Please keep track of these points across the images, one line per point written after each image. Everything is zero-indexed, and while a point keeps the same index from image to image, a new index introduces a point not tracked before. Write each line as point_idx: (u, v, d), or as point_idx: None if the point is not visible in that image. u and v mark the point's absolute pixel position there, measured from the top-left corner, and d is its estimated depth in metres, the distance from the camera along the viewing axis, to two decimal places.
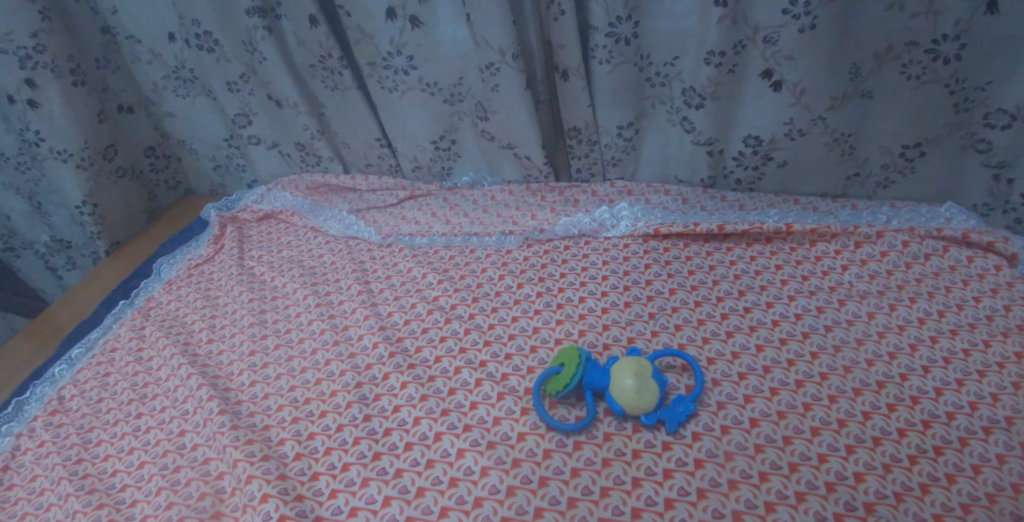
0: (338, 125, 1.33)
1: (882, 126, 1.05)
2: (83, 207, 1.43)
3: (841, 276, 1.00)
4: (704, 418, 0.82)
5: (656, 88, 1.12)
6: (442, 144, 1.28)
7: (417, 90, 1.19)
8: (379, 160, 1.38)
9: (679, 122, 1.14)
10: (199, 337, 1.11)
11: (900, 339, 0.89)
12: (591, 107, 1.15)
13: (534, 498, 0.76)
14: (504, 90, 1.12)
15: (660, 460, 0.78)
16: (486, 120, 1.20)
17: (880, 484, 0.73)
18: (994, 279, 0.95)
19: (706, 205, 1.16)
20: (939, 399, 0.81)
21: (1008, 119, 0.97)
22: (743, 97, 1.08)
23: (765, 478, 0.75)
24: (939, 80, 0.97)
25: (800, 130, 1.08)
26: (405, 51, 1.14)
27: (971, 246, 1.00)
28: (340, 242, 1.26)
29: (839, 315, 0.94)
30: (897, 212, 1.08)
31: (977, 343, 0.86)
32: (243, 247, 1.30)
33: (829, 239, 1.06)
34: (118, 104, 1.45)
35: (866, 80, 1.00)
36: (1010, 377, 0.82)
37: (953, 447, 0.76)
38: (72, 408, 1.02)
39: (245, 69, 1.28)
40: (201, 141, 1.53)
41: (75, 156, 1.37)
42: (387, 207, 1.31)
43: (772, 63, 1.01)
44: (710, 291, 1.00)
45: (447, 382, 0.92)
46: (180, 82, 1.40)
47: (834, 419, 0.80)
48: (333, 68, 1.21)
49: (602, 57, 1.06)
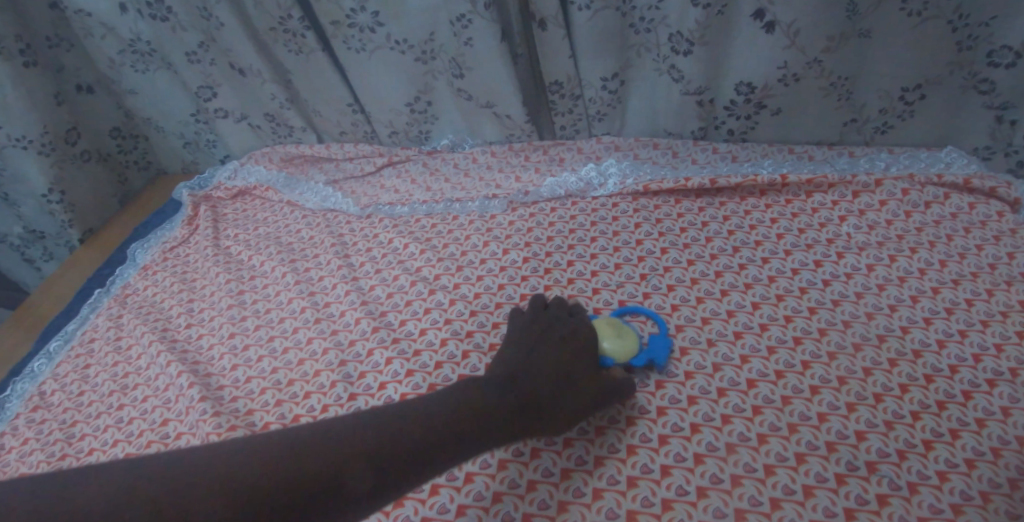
0: (307, 92, 1.26)
1: (880, 67, 1.00)
2: (50, 195, 1.38)
3: (839, 228, 0.96)
4: (700, 381, 0.78)
5: (640, 35, 1.05)
6: (418, 107, 1.22)
7: (386, 50, 1.12)
8: (354, 128, 1.31)
9: (666, 71, 1.08)
10: (177, 323, 1.07)
11: (901, 291, 0.85)
12: (572, 58, 1.08)
13: (527, 471, 0.73)
14: (478, 43, 1.05)
15: (655, 426, 0.75)
16: (462, 78, 1.13)
17: (883, 442, 0.70)
18: (996, 226, 0.91)
19: (697, 158, 1.11)
20: (942, 351, 0.78)
21: (1013, 57, 0.92)
22: (732, 41, 1.01)
23: (764, 441, 0.72)
24: (942, 16, 0.92)
25: (794, 75, 1.02)
26: (370, 7, 1.06)
27: (972, 191, 0.96)
28: (318, 216, 1.20)
29: (838, 268, 0.90)
30: (896, 157, 1.04)
31: (980, 293, 0.83)
32: (218, 226, 1.25)
33: (826, 190, 1.01)
34: (77, 84, 1.38)
35: (864, 17, 0.94)
36: (1015, 327, 0.79)
37: (957, 401, 0.73)
38: (54, 403, 0.99)
39: (203, 37, 1.20)
40: (166, 118, 1.45)
41: (35, 142, 1.32)
42: (365, 176, 1.25)
43: (764, 2, 0.95)
44: (704, 248, 0.96)
45: (434, 355, 0.88)
46: (138, 56, 1.31)
47: (834, 377, 0.77)
48: (295, 30, 1.13)
49: (580, 3, 0.99)
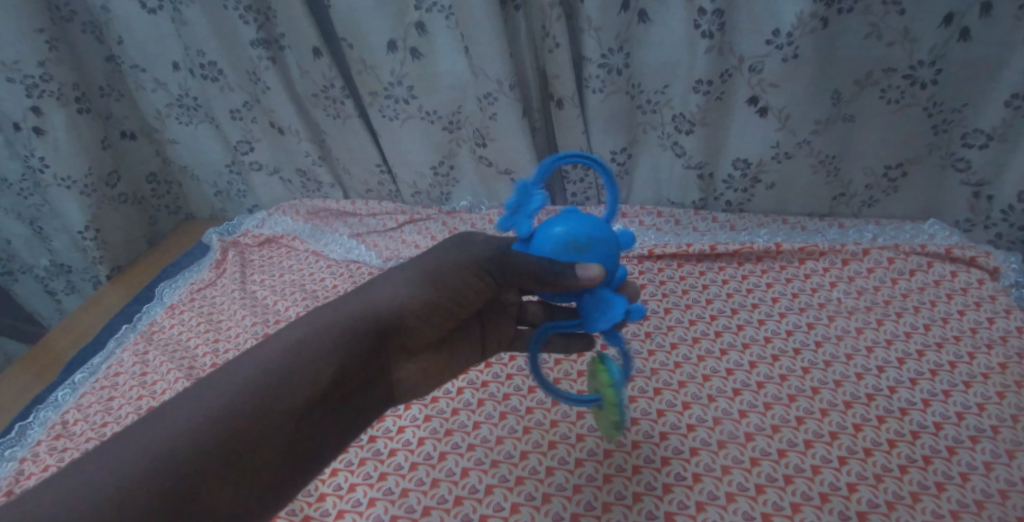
0: (338, 152, 1.37)
1: (863, 148, 1.10)
2: (86, 232, 1.46)
3: (830, 293, 1.03)
4: (702, 433, 0.84)
5: (647, 115, 1.16)
6: (441, 170, 1.32)
7: (416, 119, 1.23)
8: (380, 186, 1.41)
9: (670, 146, 1.18)
10: (202, 362, 1.12)
11: (889, 353, 0.92)
12: (585, 133, 1.18)
13: (538, 515, 0.78)
14: (502, 118, 1.16)
15: (660, 475, 0.80)
16: (484, 146, 1.24)
17: (873, 493, 0.75)
18: (976, 293, 0.98)
19: (698, 226, 1.20)
20: (927, 409, 0.84)
21: (984, 139, 1.03)
22: (730, 122, 1.12)
23: (761, 490, 0.77)
24: (918, 104, 1.03)
25: (786, 153, 1.12)
26: (405, 81, 1.17)
27: (953, 260, 1.04)
28: (341, 266, 1.28)
29: (829, 331, 0.97)
30: (882, 229, 1.13)
31: (962, 355, 0.90)
32: (244, 271, 1.33)
33: (817, 257, 1.10)
34: (122, 130, 1.48)
35: (848, 104, 1.05)
36: (996, 387, 0.85)
37: (942, 456, 0.78)
38: (76, 432, 1.03)
39: (248, 98, 1.31)
40: (202, 167, 1.55)
41: (78, 183, 1.40)
42: (387, 231, 1.34)
43: (758, 90, 1.06)
44: (704, 309, 1.04)
45: (451, 402, 0.94)
46: (183, 110, 1.42)
47: (826, 432, 0.83)
48: (335, 97, 1.25)
49: (595, 86, 1.10)
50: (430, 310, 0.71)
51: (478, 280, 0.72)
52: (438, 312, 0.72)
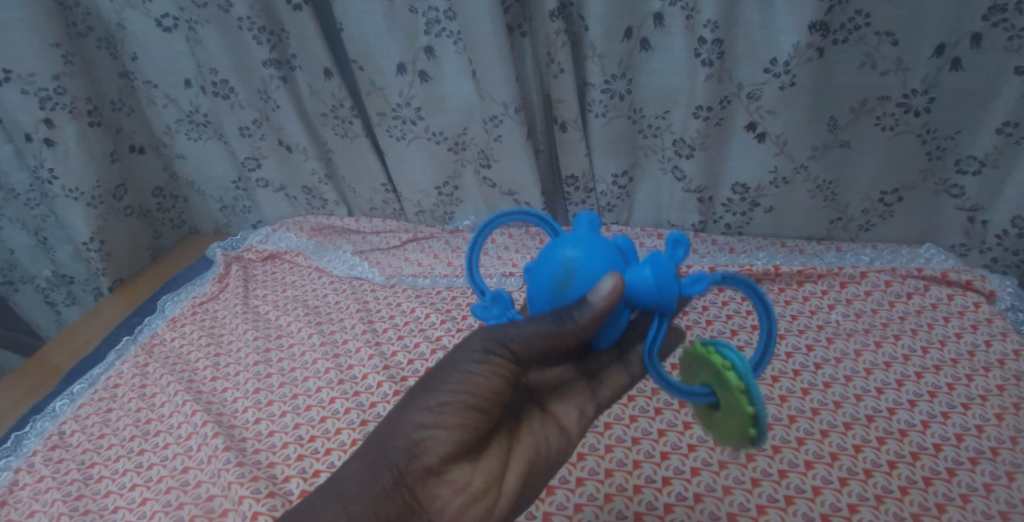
0: (345, 170, 1.39)
1: (860, 173, 1.13)
2: (90, 243, 1.45)
3: (829, 315, 1.05)
4: (703, 454, 0.85)
5: (648, 138, 1.18)
6: (445, 191, 1.35)
7: (423, 139, 1.25)
8: (384, 204, 1.43)
9: (670, 170, 1.20)
10: (202, 375, 1.13)
11: (887, 375, 0.93)
12: (588, 155, 1.21)
13: None
14: (506, 140, 1.18)
15: (661, 494, 0.81)
16: (488, 168, 1.26)
17: (873, 514, 0.76)
18: (974, 316, 1.00)
19: (698, 248, 1.22)
20: (926, 431, 0.85)
21: (978, 165, 1.05)
22: (729, 147, 1.15)
23: (763, 511, 0.78)
24: (912, 131, 1.05)
25: (784, 178, 1.14)
26: (413, 103, 1.20)
27: (950, 284, 1.06)
28: (344, 283, 1.29)
29: (828, 353, 0.98)
30: (879, 253, 1.15)
31: (960, 378, 0.91)
32: (248, 286, 1.34)
33: (815, 280, 1.11)
34: (131, 144, 1.51)
35: (844, 131, 1.08)
36: (994, 409, 0.86)
37: (942, 478, 0.79)
38: (72, 443, 1.04)
39: (258, 115, 1.34)
40: (209, 183, 1.57)
41: (86, 195, 1.40)
42: (390, 249, 1.35)
43: (756, 117, 1.08)
44: (704, 330, 1.05)
45: None
46: (193, 126, 1.45)
47: (826, 453, 0.83)
48: (344, 117, 1.27)
49: (598, 111, 1.13)
50: (437, 418, 0.66)
51: (485, 365, 0.68)
52: (446, 413, 0.66)
